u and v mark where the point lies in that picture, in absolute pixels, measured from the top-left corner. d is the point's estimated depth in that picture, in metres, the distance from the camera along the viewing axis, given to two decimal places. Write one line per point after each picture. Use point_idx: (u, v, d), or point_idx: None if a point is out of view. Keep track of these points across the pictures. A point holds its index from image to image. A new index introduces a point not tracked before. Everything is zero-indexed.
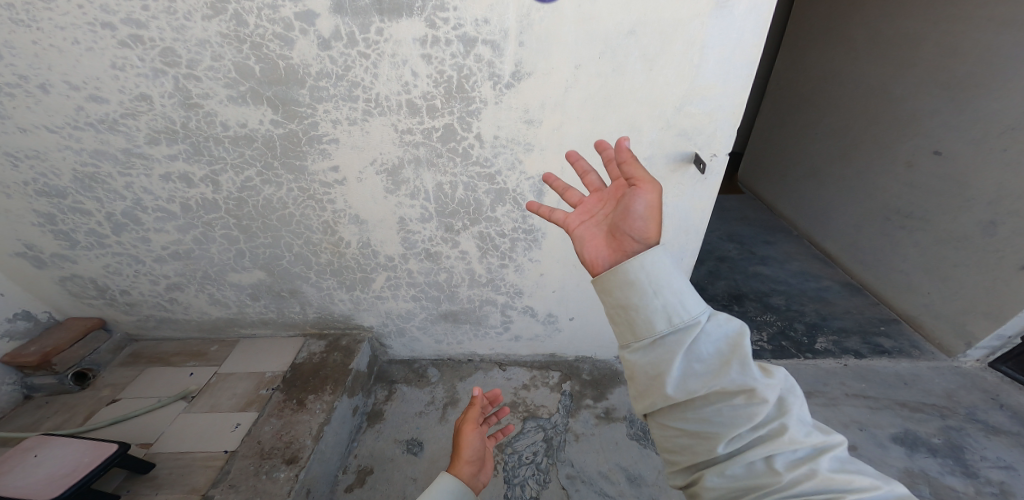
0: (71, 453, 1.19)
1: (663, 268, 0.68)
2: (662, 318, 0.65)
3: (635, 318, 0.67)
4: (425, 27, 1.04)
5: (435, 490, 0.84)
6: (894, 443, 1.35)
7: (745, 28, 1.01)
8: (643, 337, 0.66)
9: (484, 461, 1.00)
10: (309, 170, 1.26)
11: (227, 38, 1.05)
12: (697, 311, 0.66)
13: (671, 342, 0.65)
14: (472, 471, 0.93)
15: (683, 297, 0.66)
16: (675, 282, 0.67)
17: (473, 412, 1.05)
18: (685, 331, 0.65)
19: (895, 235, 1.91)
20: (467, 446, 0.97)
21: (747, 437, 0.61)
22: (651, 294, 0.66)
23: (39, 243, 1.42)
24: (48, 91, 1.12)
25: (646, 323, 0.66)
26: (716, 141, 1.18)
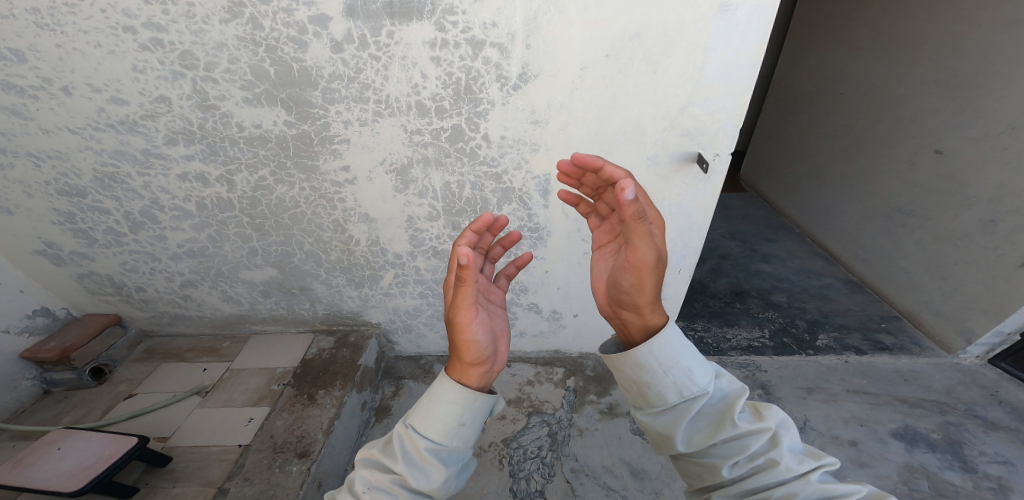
0: (93, 447, 1.23)
1: (670, 348, 0.77)
2: (674, 389, 0.75)
3: (647, 390, 0.77)
4: (435, 30, 1.07)
5: (436, 400, 0.77)
6: (894, 439, 1.37)
7: (748, 31, 1.04)
8: (658, 404, 0.76)
9: (494, 335, 0.84)
10: (320, 170, 1.30)
11: (243, 41, 1.09)
12: (699, 376, 0.76)
13: (685, 407, 0.74)
14: (482, 372, 0.81)
15: (688, 371, 0.76)
16: (682, 358, 0.76)
17: (466, 296, 0.76)
18: (694, 397, 0.75)
19: (896, 234, 1.92)
20: (472, 346, 0.79)
21: (748, 463, 0.69)
22: (663, 370, 0.76)
23: (58, 241, 1.46)
24: (71, 93, 1.16)
25: (663, 395, 0.76)
26: (719, 141, 1.20)
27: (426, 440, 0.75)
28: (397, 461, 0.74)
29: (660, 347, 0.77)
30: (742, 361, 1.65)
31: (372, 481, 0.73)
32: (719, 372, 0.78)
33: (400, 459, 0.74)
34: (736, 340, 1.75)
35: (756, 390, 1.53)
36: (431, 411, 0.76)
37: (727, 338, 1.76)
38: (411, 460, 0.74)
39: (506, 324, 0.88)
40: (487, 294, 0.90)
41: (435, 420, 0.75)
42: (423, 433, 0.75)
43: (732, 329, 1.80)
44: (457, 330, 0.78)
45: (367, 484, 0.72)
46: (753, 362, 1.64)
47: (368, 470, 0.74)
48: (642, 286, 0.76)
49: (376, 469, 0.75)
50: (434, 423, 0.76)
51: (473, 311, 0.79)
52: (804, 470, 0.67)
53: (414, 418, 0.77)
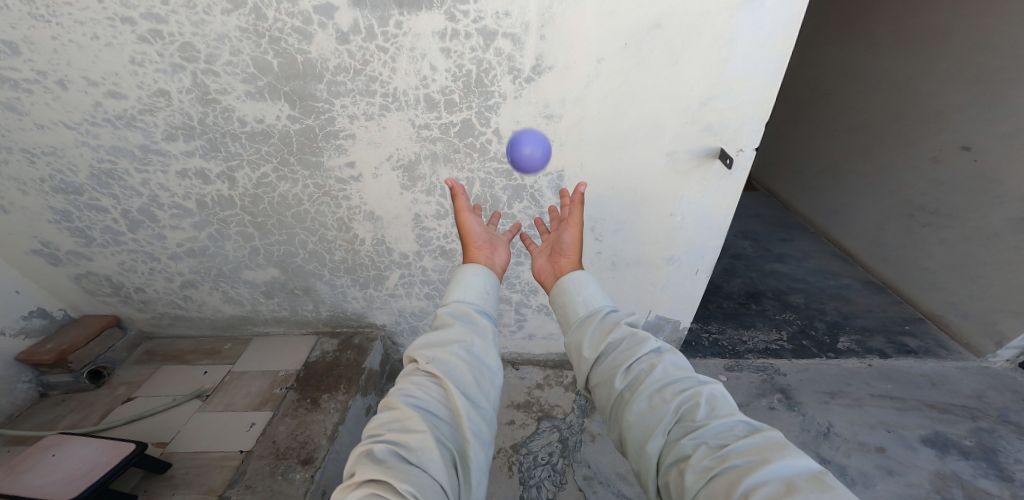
0: (89, 453, 1.18)
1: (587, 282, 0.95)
2: (584, 305, 0.88)
3: (566, 310, 0.90)
4: (445, 20, 1.03)
5: (461, 279, 0.93)
6: (923, 445, 1.31)
7: (776, 20, 0.99)
8: (573, 320, 0.88)
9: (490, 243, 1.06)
10: (324, 166, 1.25)
11: (246, 32, 1.04)
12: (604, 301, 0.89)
13: (592, 320, 0.85)
14: (484, 254, 1.03)
15: (594, 294, 0.90)
16: (591, 287, 0.91)
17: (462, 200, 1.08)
18: (600, 315, 0.86)
19: (919, 233, 1.87)
20: (469, 234, 1.05)
21: (639, 366, 0.75)
22: (576, 292, 0.90)
23: (55, 241, 1.42)
24: (67, 87, 1.12)
25: (575, 310, 0.88)
26: (743, 136, 1.15)
27: (464, 305, 0.89)
28: (450, 321, 0.85)
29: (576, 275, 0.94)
30: (759, 364, 1.60)
31: (432, 349, 0.80)
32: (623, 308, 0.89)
33: (450, 325, 0.84)
34: (753, 342, 1.69)
35: (775, 394, 1.49)
36: (459, 283, 0.92)
37: (743, 341, 1.70)
38: (460, 322, 0.85)
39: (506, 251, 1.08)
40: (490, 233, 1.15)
41: (466, 289, 0.91)
42: (462, 303, 0.89)
43: (747, 332, 1.74)
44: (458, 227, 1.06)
45: (430, 355, 0.78)
46: (771, 365, 1.59)
47: (426, 348, 0.80)
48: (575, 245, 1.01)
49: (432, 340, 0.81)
50: (465, 294, 0.90)
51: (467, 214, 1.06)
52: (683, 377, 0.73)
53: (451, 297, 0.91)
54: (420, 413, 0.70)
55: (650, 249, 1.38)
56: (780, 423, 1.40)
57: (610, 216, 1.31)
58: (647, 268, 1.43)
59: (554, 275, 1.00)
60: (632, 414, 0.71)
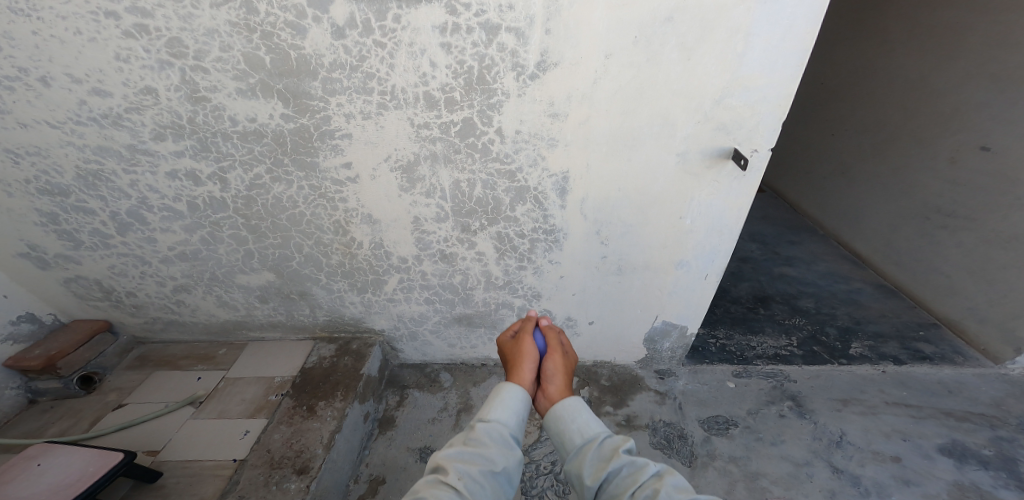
0: (75, 463, 1.14)
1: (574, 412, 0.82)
2: (578, 432, 0.78)
3: (558, 437, 0.80)
4: (446, 14, 0.98)
5: (507, 397, 0.82)
6: (941, 454, 1.26)
7: (797, 13, 0.94)
8: (569, 449, 0.78)
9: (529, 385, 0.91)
10: (320, 167, 1.20)
11: (236, 26, 0.99)
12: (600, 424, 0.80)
13: (587, 448, 0.76)
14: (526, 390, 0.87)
15: (587, 420, 0.80)
16: (585, 411, 0.81)
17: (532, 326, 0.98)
18: (596, 438, 0.77)
19: (934, 236, 1.82)
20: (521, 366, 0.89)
21: (641, 493, 0.69)
22: (569, 417, 0.80)
23: (42, 244, 1.38)
24: (50, 84, 1.07)
25: (569, 438, 0.79)
26: (758, 135, 1.10)
27: (506, 429, 0.78)
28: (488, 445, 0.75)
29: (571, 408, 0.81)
30: (768, 370, 1.56)
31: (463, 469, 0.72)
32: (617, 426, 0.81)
33: (487, 449, 0.74)
34: (762, 348, 1.64)
35: (786, 402, 1.44)
36: (504, 404, 0.80)
37: (751, 346, 1.66)
38: (500, 448, 0.76)
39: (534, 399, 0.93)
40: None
41: (510, 414, 0.79)
42: (505, 425, 0.78)
43: (756, 337, 1.69)
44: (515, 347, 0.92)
45: (459, 472, 0.71)
46: (781, 371, 1.55)
47: (459, 462, 0.72)
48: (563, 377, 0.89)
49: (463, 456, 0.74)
50: (507, 414, 0.80)
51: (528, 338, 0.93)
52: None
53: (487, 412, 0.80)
54: None
55: (659, 253, 1.33)
56: (791, 432, 1.35)
57: (617, 219, 1.26)
58: (655, 273, 1.38)
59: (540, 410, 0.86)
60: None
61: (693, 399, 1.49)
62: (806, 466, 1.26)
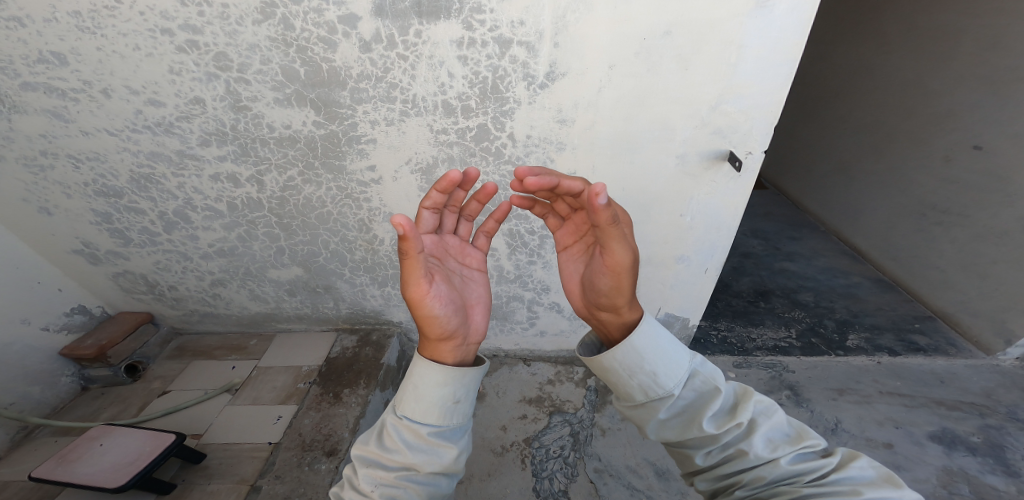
0: (132, 443, 1.26)
1: (636, 352, 0.77)
2: (641, 389, 0.76)
3: (621, 389, 0.79)
4: (462, 29, 1.08)
5: (422, 385, 0.77)
6: (931, 441, 1.33)
7: (785, 28, 1.02)
8: (643, 420, 0.78)
9: (464, 306, 0.85)
10: (347, 170, 1.32)
11: (275, 42, 1.10)
12: (679, 367, 0.76)
13: (656, 407, 0.75)
14: (454, 346, 0.81)
15: (656, 374, 0.75)
16: (656, 355, 0.76)
17: (416, 272, 0.74)
18: (664, 398, 0.75)
19: (931, 232, 1.87)
20: (434, 322, 0.78)
21: (720, 453, 0.71)
22: (630, 371, 0.77)
23: (96, 241, 1.52)
24: (110, 96, 1.20)
25: (631, 394, 0.77)
26: (752, 139, 1.18)
27: (423, 423, 0.76)
28: (405, 453, 0.73)
29: (623, 354, 0.77)
30: (768, 361, 1.63)
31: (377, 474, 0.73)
32: (695, 371, 0.77)
33: (404, 447, 0.74)
34: (762, 339, 1.72)
35: (784, 391, 1.51)
36: (419, 396, 0.76)
37: (751, 338, 1.73)
38: (415, 443, 0.75)
39: (484, 290, 0.90)
40: (461, 258, 0.91)
41: (428, 406, 0.76)
42: (420, 421, 0.76)
43: (756, 329, 1.77)
44: (415, 308, 0.77)
45: (403, 446, 0.74)
46: (780, 362, 1.62)
47: (368, 470, 0.72)
48: (620, 287, 0.77)
49: (409, 430, 0.75)
50: (428, 409, 0.76)
51: (429, 285, 0.77)
52: (776, 457, 0.68)
53: (405, 408, 0.77)
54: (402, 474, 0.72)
55: (660, 249, 1.41)
56: None
57: None
58: (656, 267, 1.47)
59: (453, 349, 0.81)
60: (707, 487, 0.73)
61: None
62: None
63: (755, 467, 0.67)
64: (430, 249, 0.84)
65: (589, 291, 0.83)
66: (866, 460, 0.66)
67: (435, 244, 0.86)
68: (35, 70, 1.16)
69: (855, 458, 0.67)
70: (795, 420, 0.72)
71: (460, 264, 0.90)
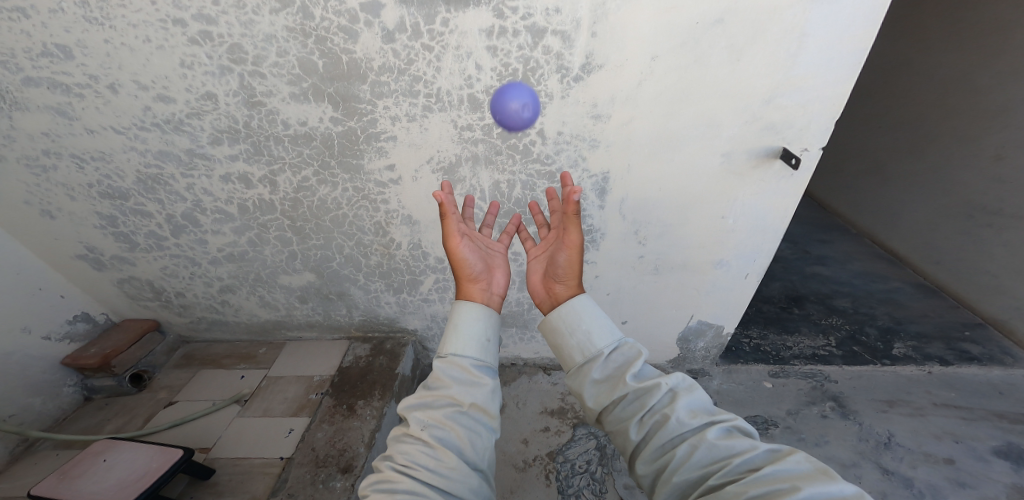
0: (140, 458, 1.19)
1: (575, 313, 0.86)
2: (579, 349, 0.84)
3: (563, 354, 0.86)
4: (492, 17, 1.00)
5: (460, 325, 0.86)
6: (996, 457, 1.24)
7: (856, 14, 0.94)
8: (581, 386, 0.82)
9: (488, 266, 0.98)
10: (364, 169, 1.25)
11: (293, 32, 1.04)
12: (611, 335, 0.84)
13: (590, 368, 0.82)
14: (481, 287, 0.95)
15: (590, 334, 0.84)
16: (592, 318, 0.86)
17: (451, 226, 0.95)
18: (597, 359, 0.82)
19: (979, 235, 1.78)
20: (463, 264, 0.95)
21: (649, 420, 0.75)
22: (571, 332, 0.85)
23: (101, 246, 1.45)
24: (117, 91, 1.14)
25: (572, 357, 0.84)
26: (808, 135, 1.10)
27: (464, 358, 0.83)
28: (449, 384, 0.80)
29: (568, 312, 0.87)
30: (807, 371, 1.54)
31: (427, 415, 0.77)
32: (625, 340, 0.85)
33: (447, 383, 0.80)
34: (798, 348, 1.63)
35: (827, 402, 1.43)
36: (458, 332, 0.85)
37: (787, 346, 1.64)
38: (458, 377, 0.81)
39: (505, 258, 1.02)
40: (485, 240, 1.05)
41: (467, 341, 0.84)
42: (462, 356, 0.83)
43: (791, 337, 1.68)
44: (450, 254, 0.95)
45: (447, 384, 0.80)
46: (820, 372, 1.53)
47: (417, 411, 0.78)
48: (573, 262, 0.94)
49: (451, 369, 0.81)
50: (467, 343, 0.84)
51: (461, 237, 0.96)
52: (699, 426, 0.73)
53: (448, 347, 0.84)
54: (450, 414, 0.77)
55: (697, 253, 1.34)
56: (834, 433, 1.33)
57: (655, 220, 1.28)
58: (692, 273, 1.39)
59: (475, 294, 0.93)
60: (645, 469, 0.74)
61: (729, 400, 1.49)
62: (854, 467, 1.24)
63: (678, 431, 0.73)
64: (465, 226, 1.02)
65: (552, 271, 0.97)
66: (800, 453, 0.68)
67: (465, 226, 1.01)
68: (38, 64, 1.10)
69: (788, 452, 0.68)
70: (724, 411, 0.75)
71: (485, 243, 1.03)
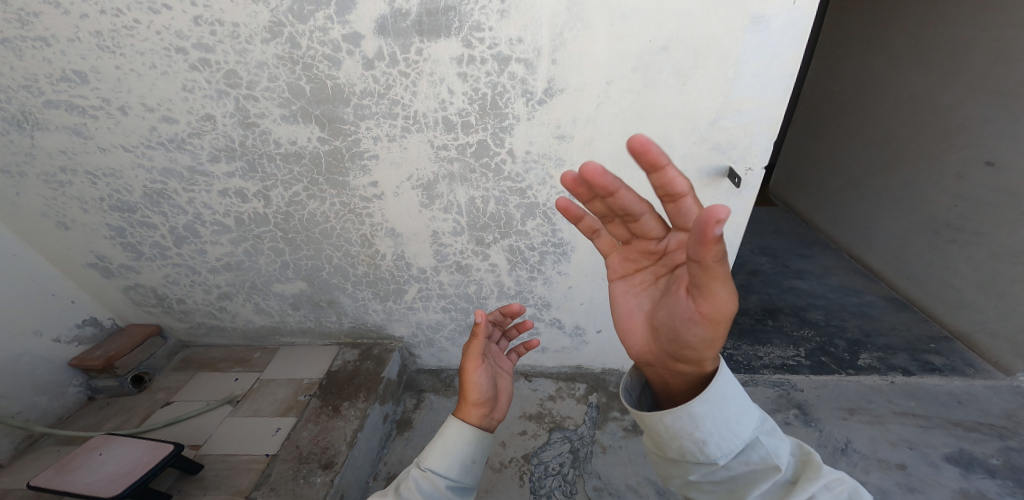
0: (132, 454, 1.28)
1: (686, 419, 0.69)
2: (683, 453, 0.71)
3: (661, 445, 0.73)
4: (462, 47, 1.11)
5: (451, 442, 0.85)
6: (947, 463, 1.28)
7: (784, 43, 1.02)
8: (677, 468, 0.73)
9: (496, 389, 0.95)
10: (350, 186, 1.35)
11: (282, 60, 1.15)
12: (729, 440, 0.68)
13: (698, 469, 0.70)
14: (482, 413, 0.90)
15: (704, 441, 0.69)
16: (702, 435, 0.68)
17: (476, 345, 0.92)
18: (706, 464, 0.69)
19: (945, 250, 1.84)
20: (474, 386, 0.90)
21: None
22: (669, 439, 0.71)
23: (109, 255, 1.57)
24: (127, 113, 1.26)
25: (673, 450, 0.72)
26: (752, 155, 1.18)
27: (443, 479, 0.82)
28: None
29: (677, 417, 0.70)
30: (775, 379, 1.57)
31: (428, 490, 0.80)
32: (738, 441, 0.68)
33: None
34: (769, 357, 1.66)
35: (792, 410, 1.45)
36: (446, 452, 0.84)
37: (758, 356, 1.67)
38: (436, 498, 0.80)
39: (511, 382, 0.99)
40: (498, 361, 1.03)
41: (451, 463, 0.83)
42: (441, 474, 0.82)
43: (764, 347, 1.71)
44: (463, 374, 0.92)
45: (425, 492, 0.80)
46: (788, 381, 1.56)
47: None
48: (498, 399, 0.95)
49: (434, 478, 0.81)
50: (450, 462, 0.83)
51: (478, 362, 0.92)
52: None
53: (431, 461, 0.83)
54: None
55: None
56: None
57: None
58: None
59: (475, 410, 0.90)
60: None
61: None
62: None
63: None
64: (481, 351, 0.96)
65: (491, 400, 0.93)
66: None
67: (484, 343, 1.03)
68: (58, 89, 1.22)
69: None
70: (858, 487, 0.64)
71: (499, 363, 1.02)
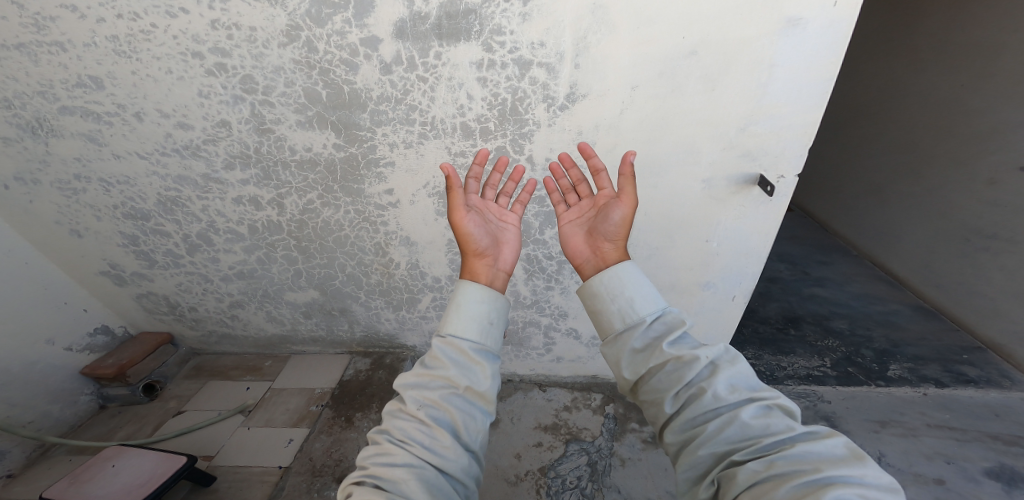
0: (145, 465, 1.26)
1: (623, 280, 0.82)
2: (620, 316, 0.79)
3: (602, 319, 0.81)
4: (481, 51, 1.07)
5: (465, 303, 0.79)
6: (988, 478, 1.23)
7: (820, 46, 0.98)
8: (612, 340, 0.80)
9: (497, 239, 0.93)
10: (365, 193, 1.32)
11: (300, 64, 1.12)
12: (656, 303, 0.80)
13: (631, 336, 0.78)
14: (485, 263, 0.89)
15: (636, 299, 0.80)
16: (635, 289, 0.81)
17: (459, 200, 0.89)
18: (639, 327, 0.78)
19: (974, 257, 1.79)
20: (469, 238, 0.89)
21: (685, 393, 0.71)
22: (609, 301, 0.81)
23: (122, 262, 1.55)
24: (142, 119, 1.24)
25: (611, 321, 0.80)
26: (783, 162, 1.14)
27: (465, 341, 0.77)
28: (445, 366, 0.75)
29: (614, 280, 0.82)
30: (800, 391, 1.51)
31: (453, 356, 0.76)
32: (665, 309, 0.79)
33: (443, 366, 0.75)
34: (793, 368, 1.60)
35: (819, 422, 1.39)
36: (462, 312, 0.78)
37: (781, 366, 1.62)
38: (462, 360, 0.76)
39: (516, 234, 0.96)
40: (497, 215, 0.98)
41: (469, 322, 0.78)
42: (463, 336, 0.77)
43: (787, 357, 1.66)
44: (456, 230, 0.89)
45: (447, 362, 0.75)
46: (814, 392, 1.50)
47: (414, 390, 0.73)
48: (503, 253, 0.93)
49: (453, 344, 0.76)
50: (468, 324, 0.78)
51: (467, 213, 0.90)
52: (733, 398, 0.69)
53: (447, 326, 0.78)
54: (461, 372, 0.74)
55: (684, 276, 1.37)
56: None
57: (641, 242, 1.31)
58: (680, 294, 1.42)
59: (480, 261, 0.89)
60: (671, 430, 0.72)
61: None
62: None
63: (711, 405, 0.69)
64: (473, 203, 0.95)
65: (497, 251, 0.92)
66: (838, 437, 0.64)
67: (477, 201, 0.96)
68: (74, 95, 1.21)
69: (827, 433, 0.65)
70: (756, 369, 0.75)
71: (497, 217, 0.97)
